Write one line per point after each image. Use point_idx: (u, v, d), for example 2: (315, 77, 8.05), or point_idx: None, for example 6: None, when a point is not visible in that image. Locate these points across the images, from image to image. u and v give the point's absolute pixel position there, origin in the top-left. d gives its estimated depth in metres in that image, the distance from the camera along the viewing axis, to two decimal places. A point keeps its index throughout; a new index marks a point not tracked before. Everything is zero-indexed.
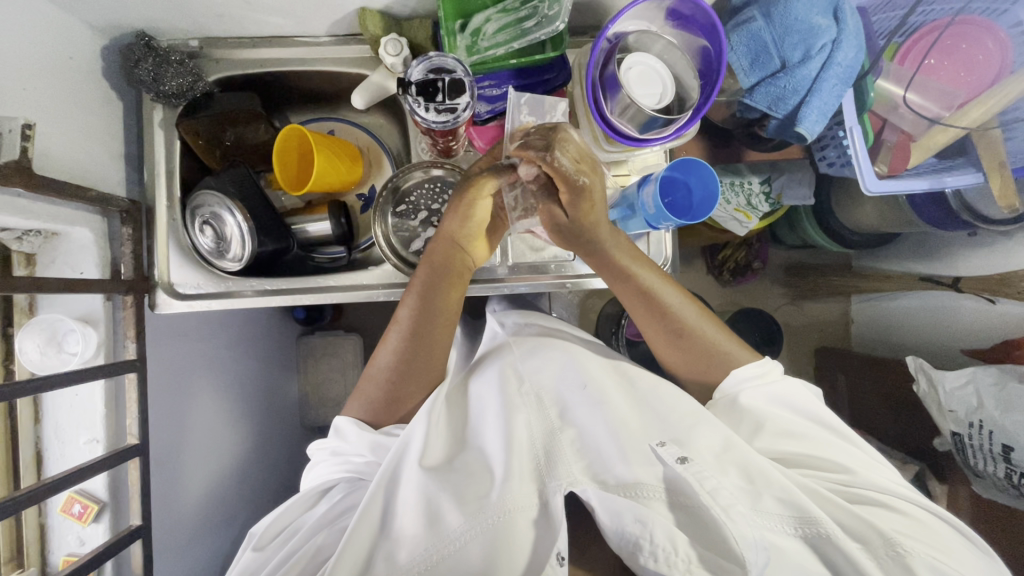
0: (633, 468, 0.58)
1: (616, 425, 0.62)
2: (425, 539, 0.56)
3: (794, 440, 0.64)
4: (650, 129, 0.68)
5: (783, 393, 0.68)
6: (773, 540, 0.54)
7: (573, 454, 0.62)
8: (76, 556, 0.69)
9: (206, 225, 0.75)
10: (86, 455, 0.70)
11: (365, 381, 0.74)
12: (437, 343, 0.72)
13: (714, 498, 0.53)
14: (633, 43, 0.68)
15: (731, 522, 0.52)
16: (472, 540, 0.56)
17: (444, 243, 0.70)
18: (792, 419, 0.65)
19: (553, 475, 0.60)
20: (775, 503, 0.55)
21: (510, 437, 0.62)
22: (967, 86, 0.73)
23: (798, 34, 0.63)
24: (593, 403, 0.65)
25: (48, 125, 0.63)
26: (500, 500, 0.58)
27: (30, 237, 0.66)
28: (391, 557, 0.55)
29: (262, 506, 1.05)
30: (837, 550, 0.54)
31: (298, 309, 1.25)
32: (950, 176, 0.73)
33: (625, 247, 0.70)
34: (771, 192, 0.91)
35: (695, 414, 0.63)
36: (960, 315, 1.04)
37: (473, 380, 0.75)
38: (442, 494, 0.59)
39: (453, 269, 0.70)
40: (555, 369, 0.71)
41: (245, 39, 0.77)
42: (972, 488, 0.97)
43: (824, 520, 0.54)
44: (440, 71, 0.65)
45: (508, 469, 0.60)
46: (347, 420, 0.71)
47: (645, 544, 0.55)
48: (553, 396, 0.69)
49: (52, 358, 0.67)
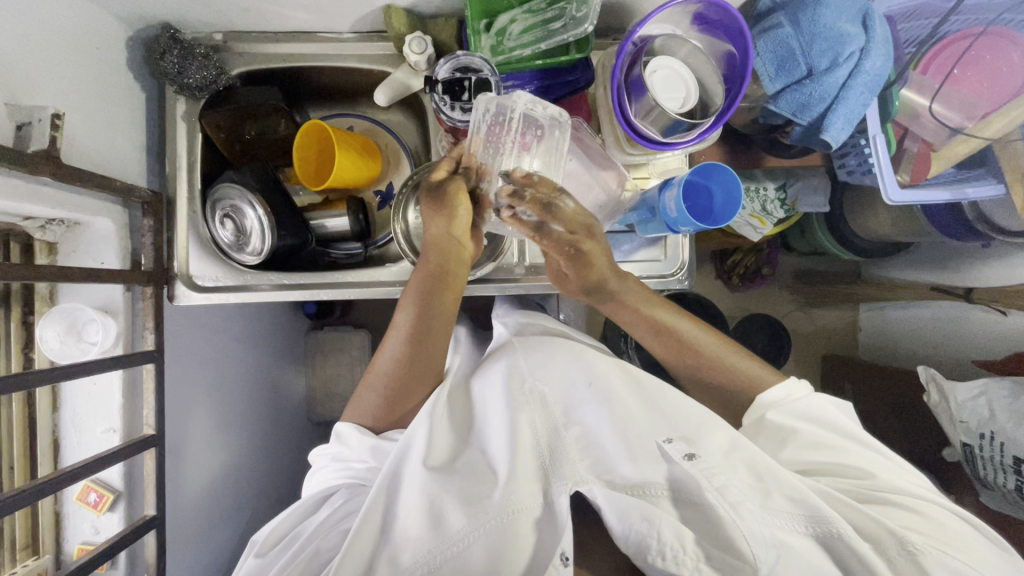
0: (640, 467, 0.58)
1: (623, 424, 0.62)
2: (428, 541, 0.56)
3: (818, 451, 0.63)
4: (673, 132, 0.68)
5: (806, 409, 0.66)
6: (783, 538, 0.53)
7: (577, 453, 0.62)
8: (90, 545, 0.69)
9: (226, 218, 0.75)
10: (102, 445, 0.70)
11: (362, 387, 0.74)
12: (433, 348, 0.72)
13: (721, 494, 0.53)
14: (659, 47, 0.68)
15: (739, 518, 0.52)
16: (475, 540, 0.56)
17: (438, 245, 0.71)
18: (806, 429, 0.64)
19: (557, 475, 0.60)
20: (786, 502, 0.55)
21: (514, 437, 0.62)
22: (990, 97, 0.72)
23: (826, 41, 0.63)
24: (599, 400, 0.65)
25: (74, 115, 0.63)
26: (504, 500, 0.58)
27: (53, 225, 0.66)
28: (393, 559, 0.56)
29: (269, 499, 1.06)
30: (847, 548, 0.53)
31: (308, 303, 1.25)
32: (971, 186, 0.73)
33: (637, 292, 0.75)
34: (786, 199, 0.91)
35: (701, 415, 0.63)
36: (970, 325, 1.04)
37: (475, 380, 0.75)
38: (447, 494, 0.59)
39: (448, 274, 0.71)
40: (560, 370, 0.70)
41: (269, 34, 0.77)
42: (980, 500, 0.97)
43: (837, 518, 0.53)
44: (466, 70, 0.66)
45: (512, 470, 0.60)
46: (347, 427, 0.71)
47: (653, 543, 0.55)
48: (559, 394, 0.67)
49: (72, 346, 0.67)
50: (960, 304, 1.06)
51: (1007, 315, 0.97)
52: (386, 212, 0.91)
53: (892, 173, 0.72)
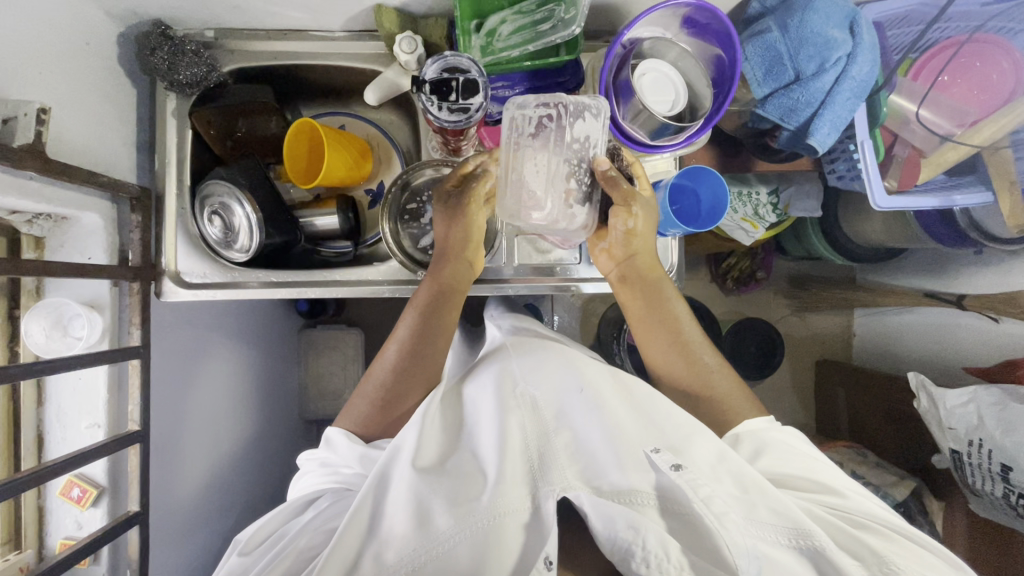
0: (627, 475, 0.57)
1: (613, 433, 0.61)
2: (414, 539, 0.56)
3: (789, 463, 0.63)
4: (661, 135, 0.68)
5: (784, 433, 0.68)
6: (765, 550, 0.53)
7: (567, 458, 0.61)
8: (73, 540, 0.69)
9: (214, 215, 0.75)
10: (87, 440, 0.70)
11: (354, 398, 0.75)
12: (433, 361, 0.74)
13: (708, 505, 0.54)
14: (647, 50, 0.68)
15: (723, 528, 0.52)
16: (460, 543, 0.56)
17: (451, 257, 0.73)
18: (778, 443, 0.66)
19: (546, 480, 0.59)
20: (769, 513, 0.55)
21: (502, 440, 0.62)
22: (979, 104, 0.73)
23: (814, 47, 0.63)
24: (590, 408, 0.64)
25: (62, 110, 0.64)
26: (491, 503, 0.58)
27: (40, 220, 0.66)
28: (379, 557, 0.56)
29: (258, 495, 1.05)
30: (829, 563, 0.52)
31: (301, 301, 1.25)
32: (958, 194, 0.74)
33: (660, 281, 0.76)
34: (778, 203, 0.92)
35: (688, 424, 0.63)
36: (964, 333, 1.05)
37: (468, 384, 0.75)
38: (434, 495, 0.59)
39: (456, 289, 0.74)
40: (553, 375, 0.71)
41: (260, 31, 0.78)
42: (969, 507, 0.97)
43: (818, 532, 0.53)
44: (454, 70, 0.65)
45: (500, 473, 0.59)
46: (336, 432, 0.71)
47: (638, 551, 0.55)
48: (551, 400, 0.67)
49: (57, 341, 0.67)
50: (953, 310, 1.07)
51: (999, 322, 0.98)
52: (376, 211, 0.91)
53: (880, 179, 0.72)
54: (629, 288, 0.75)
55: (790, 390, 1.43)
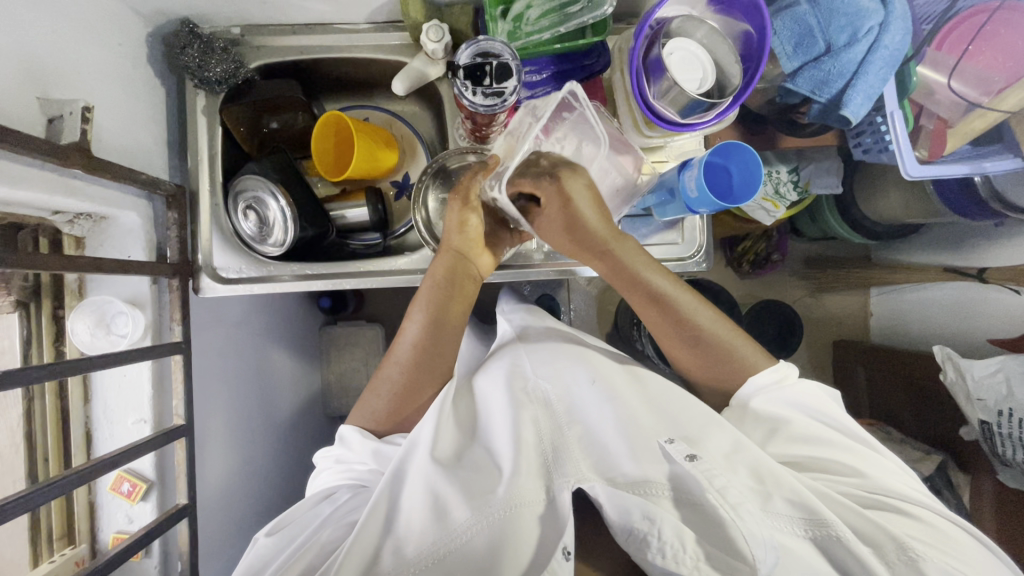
0: (641, 465, 0.59)
1: (626, 424, 0.63)
2: (431, 534, 0.57)
3: (806, 443, 0.64)
4: (691, 114, 0.68)
5: (797, 397, 0.67)
6: (782, 540, 0.54)
7: (579, 451, 0.64)
8: (124, 534, 0.70)
9: (249, 209, 0.76)
10: (134, 435, 0.71)
11: (367, 393, 0.75)
12: (443, 357, 0.73)
13: (722, 496, 0.54)
14: (676, 29, 0.69)
15: (739, 520, 0.52)
16: (479, 534, 0.57)
17: (447, 252, 0.72)
18: (798, 421, 0.65)
19: (560, 473, 0.61)
20: (786, 504, 0.56)
21: (518, 435, 0.64)
22: (1006, 72, 0.72)
23: (844, 17, 0.65)
24: (603, 400, 0.67)
25: (103, 111, 0.65)
26: (507, 494, 0.59)
27: (81, 220, 0.67)
28: (398, 550, 0.56)
29: (285, 491, 1.06)
30: (846, 551, 0.53)
31: (322, 298, 1.24)
32: (989, 161, 0.74)
33: (635, 254, 0.71)
34: (800, 181, 0.93)
35: (703, 417, 0.64)
36: (980, 307, 1.06)
37: (478, 377, 0.77)
38: (449, 490, 0.60)
39: (456, 284, 0.72)
40: (566, 372, 0.72)
41: (285, 27, 0.78)
42: (997, 478, 0.97)
43: (835, 521, 0.54)
44: (487, 55, 0.66)
45: (516, 464, 0.61)
46: (350, 430, 0.71)
47: (653, 540, 0.55)
48: (563, 395, 0.70)
49: (102, 339, 0.68)
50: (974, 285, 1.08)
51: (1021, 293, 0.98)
52: (402, 202, 0.92)
53: (910, 149, 0.73)
54: (600, 262, 0.72)
55: (809, 372, 1.42)
